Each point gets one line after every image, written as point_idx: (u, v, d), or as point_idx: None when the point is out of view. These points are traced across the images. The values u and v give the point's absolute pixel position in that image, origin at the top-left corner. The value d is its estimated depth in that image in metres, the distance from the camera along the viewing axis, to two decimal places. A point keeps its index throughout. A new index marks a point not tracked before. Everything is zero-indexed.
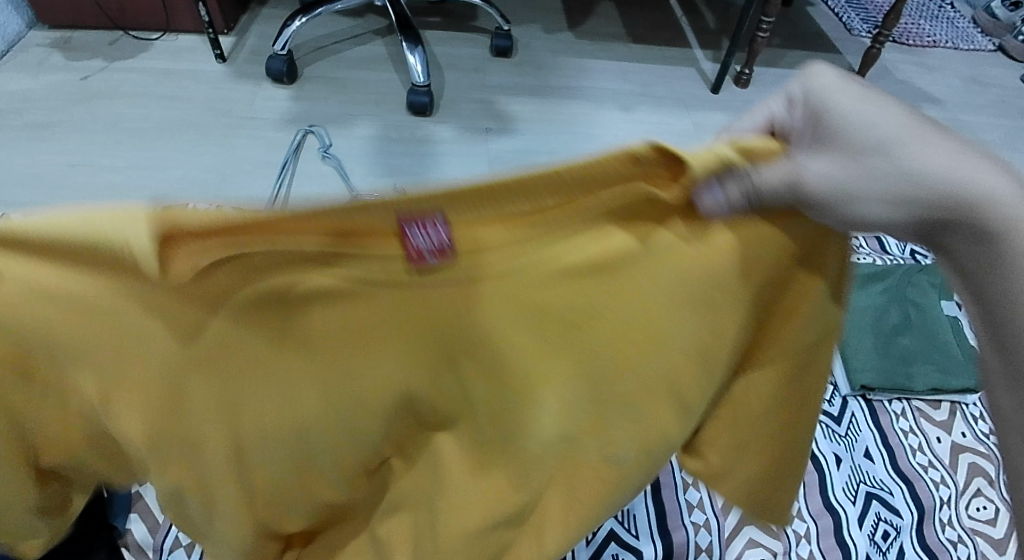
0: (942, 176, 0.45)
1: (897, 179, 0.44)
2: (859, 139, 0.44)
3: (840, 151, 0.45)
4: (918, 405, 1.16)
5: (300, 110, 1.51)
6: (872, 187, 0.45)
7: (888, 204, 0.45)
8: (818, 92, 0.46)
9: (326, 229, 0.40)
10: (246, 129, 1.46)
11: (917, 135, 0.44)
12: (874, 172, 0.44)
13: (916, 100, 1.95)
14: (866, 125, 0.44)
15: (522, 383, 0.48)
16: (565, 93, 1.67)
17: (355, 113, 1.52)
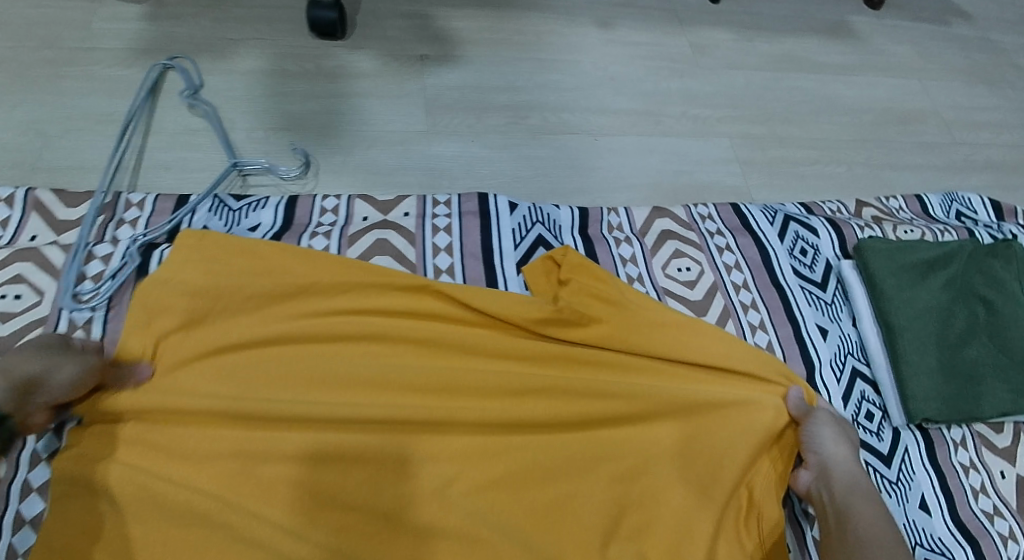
0: (884, 536, 0.73)
1: (837, 456, 0.79)
2: (829, 449, 0.79)
3: (839, 429, 0.81)
4: (979, 430, 0.98)
5: (158, 36, 1.08)
6: (842, 450, 0.79)
7: (842, 451, 0.79)
8: (820, 421, 0.80)
9: (390, 358, 0.77)
10: (80, 66, 1.03)
11: (859, 487, 0.77)
12: (845, 449, 0.80)
13: (944, 13, 1.58)
14: (836, 461, 0.79)
15: (293, 340, 0.76)
16: (525, 4, 1.27)
17: (237, 37, 1.10)
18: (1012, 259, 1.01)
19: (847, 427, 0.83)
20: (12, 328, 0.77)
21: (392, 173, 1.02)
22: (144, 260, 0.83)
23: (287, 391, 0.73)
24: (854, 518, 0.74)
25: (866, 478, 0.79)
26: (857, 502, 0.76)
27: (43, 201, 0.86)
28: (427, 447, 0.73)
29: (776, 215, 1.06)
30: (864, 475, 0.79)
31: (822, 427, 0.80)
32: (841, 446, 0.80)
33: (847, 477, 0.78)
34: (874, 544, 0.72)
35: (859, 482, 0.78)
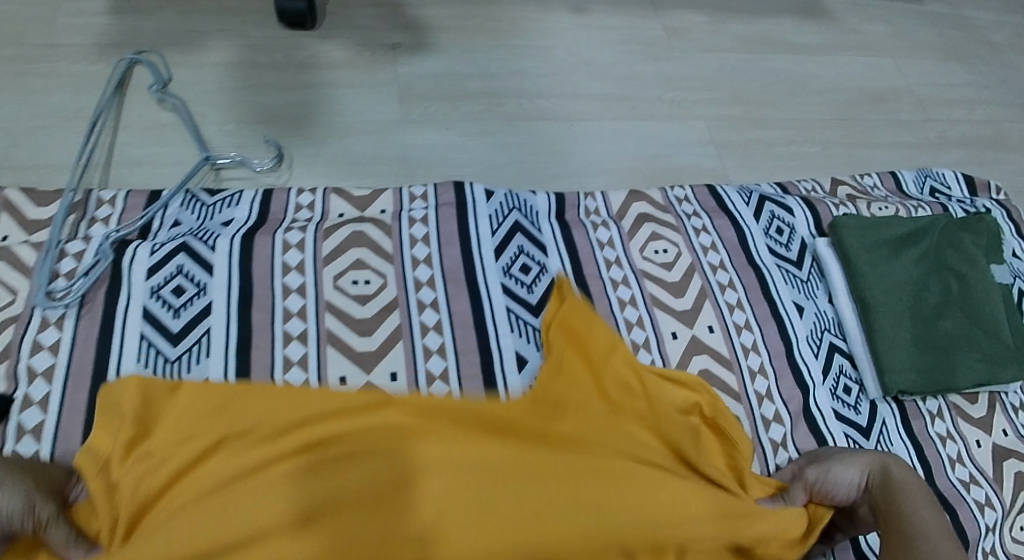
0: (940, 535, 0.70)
1: (859, 471, 0.76)
2: (849, 472, 0.76)
3: (845, 454, 0.77)
4: (955, 401, 1.00)
5: (124, 30, 1.06)
6: (858, 464, 0.76)
7: (860, 467, 0.76)
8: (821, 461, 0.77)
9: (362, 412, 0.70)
10: (45, 62, 1.01)
11: (898, 484, 0.73)
12: (862, 460, 0.76)
13: None
14: (857, 473, 0.76)
15: (254, 402, 0.70)
16: None
17: (205, 29, 1.09)
18: (983, 231, 1.02)
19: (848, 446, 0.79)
20: None
21: (368, 163, 1.02)
22: (117, 257, 0.81)
23: (247, 446, 0.66)
24: (905, 524, 0.71)
25: (899, 469, 0.75)
26: (906, 497, 0.72)
27: (12, 201, 0.85)
28: (409, 451, 0.67)
29: (752, 196, 1.06)
30: (898, 464, 0.76)
31: (828, 462, 0.77)
32: (860, 454, 0.77)
33: (884, 478, 0.75)
34: (933, 546, 0.69)
35: (894, 477, 0.74)
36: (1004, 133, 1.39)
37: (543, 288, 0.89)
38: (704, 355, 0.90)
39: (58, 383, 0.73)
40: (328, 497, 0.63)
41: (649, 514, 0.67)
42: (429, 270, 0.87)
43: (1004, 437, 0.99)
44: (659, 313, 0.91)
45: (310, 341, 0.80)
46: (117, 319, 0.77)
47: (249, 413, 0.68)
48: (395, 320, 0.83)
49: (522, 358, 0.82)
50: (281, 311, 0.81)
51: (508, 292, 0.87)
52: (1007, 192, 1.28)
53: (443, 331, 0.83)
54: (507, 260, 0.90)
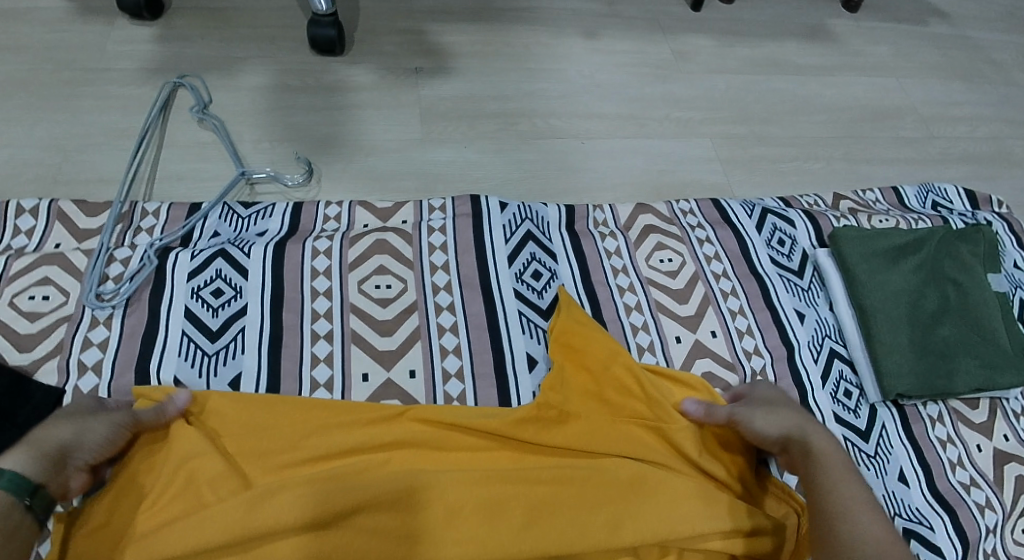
0: (847, 490, 0.71)
1: (778, 426, 0.77)
2: (771, 427, 0.77)
3: (768, 408, 0.79)
4: (955, 406, 1.03)
5: (168, 56, 1.15)
6: (781, 420, 0.78)
7: (781, 425, 0.77)
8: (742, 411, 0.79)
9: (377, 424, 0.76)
10: (96, 86, 1.10)
11: (812, 441, 0.75)
12: (784, 416, 0.78)
13: (921, 14, 1.65)
14: (778, 430, 0.77)
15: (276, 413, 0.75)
16: (514, 17, 1.34)
17: (242, 55, 1.17)
18: (980, 242, 1.06)
19: (776, 400, 0.81)
20: (40, 326, 0.82)
21: (390, 178, 1.08)
22: (160, 262, 0.88)
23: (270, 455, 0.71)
24: (816, 476, 0.72)
25: (817, 428, 0.77)
26: (819, 465, 0.73)
27: (66, 211, 0.93)
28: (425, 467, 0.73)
29: (755, 209, 1.12)
30: (815, 425, 0.77)
31: (752, 415, 0.78)
32: (787, 415, 0.78)
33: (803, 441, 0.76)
34: (838, 499, 0.70)
35: (811, 437, 0.76)
36: (1008, 150, 1.42)
37: (553, 294, 0.94)
38: (707, 358, 0.94)
39: (106, 377, 0.80)
40: (352, 498, 0.68)
41: (649, 520, 0.71)
42: (447, 276, 0.94)
43: (1005, 442, 1.01)
44: (663, 318, 0.96)
45: (336, 341, 0.86)
46: (160, 319, 0.84)
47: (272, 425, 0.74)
48: (414, 322, 0.89)
49: (533, 359, 0.88)
50: (310, 313, 0.87)
51: (520, 297, 0.93)
52: (1010, 207, 1.31)
53: (459, 333, 0.89)
54: (520, 267, 0.96)
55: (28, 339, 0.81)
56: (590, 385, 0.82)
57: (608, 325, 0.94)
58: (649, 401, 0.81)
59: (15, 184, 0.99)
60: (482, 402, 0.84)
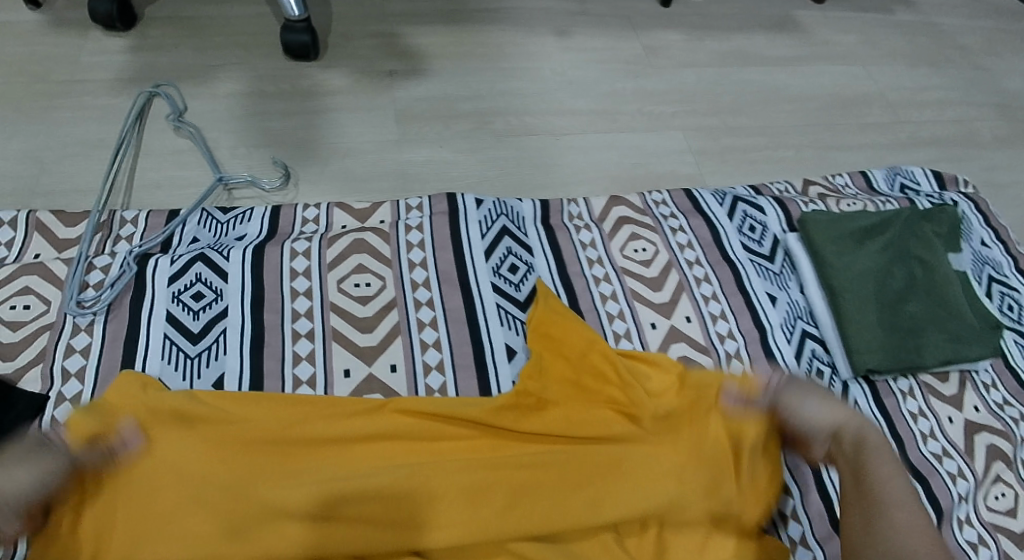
0: (896, 490, 0.71)
1: (825, 416, 0.78)
2: (820, 419, 0.78)
3: (817, 396, 0.79)
4: (926, 380, 1.05)
5: (143, 66, 1.16)
6: (828, 412, 0.78)
7: (826, 413, 0.78)
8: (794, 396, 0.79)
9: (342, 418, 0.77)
10: (71, 97, 1.11)
11: (867, 442, 0.75)
12: (833, 408, 0.78)
13: (886, 3, 1.68)
14: (826, 417, 0.78)
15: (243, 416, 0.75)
16: (486, 18, 1.36)
17: (217, 63, 1.18)
18: (944, 222, 1.10)
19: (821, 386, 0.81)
20: (22, 335, 0.83)
21: (367, 179, 1.10)
22: (140, 268, 0.89)
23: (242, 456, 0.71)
24: (867, 471, 0.73)
25: (869, 427, 0.77)
26: (871, 468, 0.73)
27: (44, 222, 0.93)
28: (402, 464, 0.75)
29: (726, 197, 1.14)
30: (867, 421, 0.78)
31: (800, 403, 0.78)
32: (833, 405, 0.78)
33: (856, 439, 0.76)
34: (888, 493, 0.71)
35: (864, 434, 0.76)
36: (974, 132, 1.46)
37: (530, 286, 0.96)
38: (681, 343, 0.96)
39: (89, 383, 0.80)
40: (332, 498, 0.69)
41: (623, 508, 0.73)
42: (424, 272, 0.95)
43: (975, 412, 1.04)
44: (638, 305, 0.98)
45: (316, 338, 0.87)
46: (142, 324, 0.85)
47: (238, 424, 0.73)
48: (394, 318, 0.91)
49: (512, 349, 0.89)
50: (290, 312, 0.89)
51: (497, 290, 0.95)
52: (977, 187, 1.35)
53: (438, 327, 0.90)
54: (496, 261, 0.97)
55: (10, 348, 0.82)
56: (565, 374, 0.82)
57: (584, 314, 0.96)
58: (623, 384, 0.80)
59: None
60: (462, 393, 0.86)
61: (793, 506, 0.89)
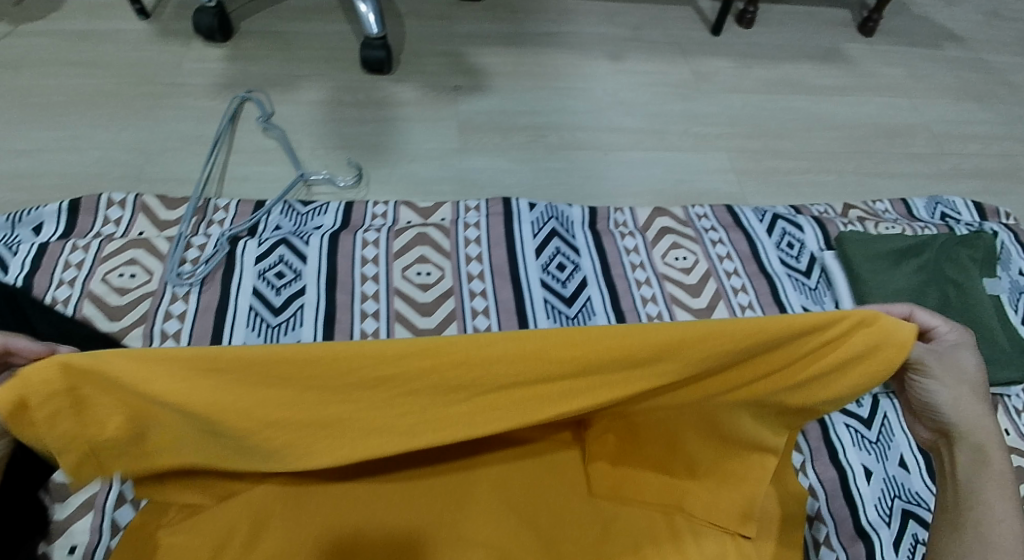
0: (984, 481, 0.64)
1: (963, 402, 0.66)
2: (956, 408, 0.66)
3: (963, 388, 0.66)
4: None
5: (237, 74, 1.29)
6: (971, 404, 0.66)
7: (957, 405, 0.66)
8: (951, 370, 0.66)
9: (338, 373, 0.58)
10: (173, 98, 1.24)
11: (983, 441, 0.66)
12: (974, 402, 0.66)
13: (937, 38, 1.73)
14: (964, 412, 0.66)
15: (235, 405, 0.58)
16: (546, 41, 1.47)
17: (302, 73, 1.31)
18: (980, 247, 1.14)
19: (978, 374, 0.67)
20: (127, 300, 0.95)
21: (431, 183, 1.20)
22: (231, 248, 1.01)
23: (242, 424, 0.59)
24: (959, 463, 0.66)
25: (996, 434, 0.66)
26: (978, 467, 0.65)
27: (149, 204, 1.06)
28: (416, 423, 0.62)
29: (766, 215, 1.21)
30: (994, 428, 0.66)
31: (941, 383, 0.66)
32: (976, 403, 0.67)
33: (979, 453, 0.66)
34: (986, 481, 0.64)
35: (984, 433, 0.66)
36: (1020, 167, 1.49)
37: (576, 285, 1.05)
38: None
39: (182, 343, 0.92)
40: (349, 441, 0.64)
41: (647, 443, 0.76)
42: (480, 266, 1.04)
43: (1006, 435, 1.06)
44: (676, 308, 1.05)
45: (382, 319, 0.97)
46: (231, 296, 0.96)
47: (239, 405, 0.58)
48: (451, 305, 1.00)
49: None
50: (359, 294, 0.99)
51: (546, 286, 1.03)
52: (1018, 219, 1.38)
53: (490, 316, 0.99)
54: (546, 259, 1.06)
55: (116, 310, 0.94)
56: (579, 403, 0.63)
57: (625, 313, 1.03)
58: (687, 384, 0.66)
59: (104, 181, 1.13)
60: None
61: (802, 461, 0.98)
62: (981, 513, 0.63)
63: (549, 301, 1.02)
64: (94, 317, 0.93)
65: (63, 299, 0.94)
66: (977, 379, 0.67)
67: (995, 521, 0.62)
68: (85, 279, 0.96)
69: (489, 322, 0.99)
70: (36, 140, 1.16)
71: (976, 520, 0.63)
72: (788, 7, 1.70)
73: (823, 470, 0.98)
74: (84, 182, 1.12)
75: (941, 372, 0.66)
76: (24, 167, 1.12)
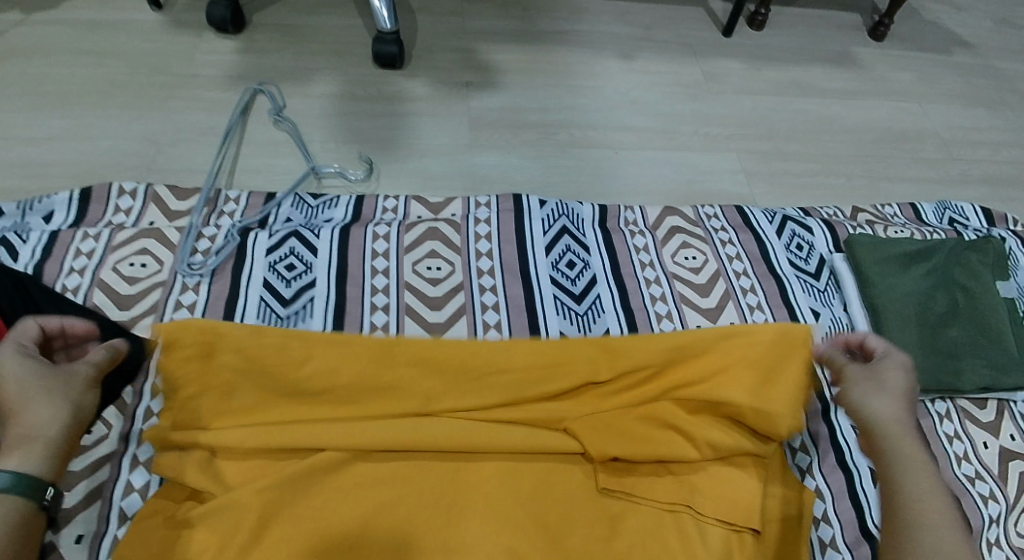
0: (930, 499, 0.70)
1: (882, 400, 0.78)
2: (878, 400, 0.78)
3: (882, 387, 0.79)
4: (964, 405, 1.09)
5: (249, 66, 1.29)
6: (893, 402, 0.78)
7: (879, 402, 0.78)
8: (875, 368, 0.81)
9: None
10: (185, 89, 1.25)
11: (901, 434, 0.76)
12: (895, 401, 0.78)
13: (947, 44, 1.73)
14: (878, 405, 0.78)
15: None
16: (557, 39, 1.47)
17: (313, 67, 1.31)
18: (990, 252, 1.13)
19: (903, 377, 0.80)
20: (138, 289, 0.95)
21: (441, 178, 1.20)
22: (242, 240, 1.01)
23: None
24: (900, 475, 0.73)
25: (912, 435, 0.76)
26: (904, 461, 0.74)
27: (160, 194, 1.06)
28: None
29: (776, 216, 1.21)
30: (912, 426, 0.77)
31: (865, 381, 0.80)
32: (897, 400, 0.78)
33: (895, 447, 0.75)
34: (928, 500, 0.70)
35: (903, 435, 0.75)
36: None
37: (585, 282, 1.05)
38: None
39: None
40: None
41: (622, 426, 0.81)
42: (490, 262, 1.04)
43: (1011, 441, 1.07)
44: (686, 308, 1.05)
45: (391, 312, 0.97)
46: (242, 287, 0.96)
47: None
48: (461, 299, 1.00)
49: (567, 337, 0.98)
50: (369, 287, 0.99)
51: (555, 283, 1.03)
52: None
53: (500, 311, 1.00)
54: (556, 257, 1.06)
55: (127, 298, 0.94)
56: None
57: (634, 311, 1.03)
58: None
59: (115, 170, 1.13)
60: None
61: (809, 461, 0.99)
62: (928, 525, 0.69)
63: (559, 298, 1.02)
64: (104, 305, 0.93)
65: (73, 287, 0.94)
66: (904, 385, 0.80)
67: (939, 531, 0.68)
68: (95, 267, 0.96)
69: (499, 318, 0.99)
70: (47, 128, 1.16)
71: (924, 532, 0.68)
72: (799, 10, 1.70)
73: (830, 469, 0.98)
74: (95, 171, 1.12)
75: (861, 372, 0.81)
76: (35, 154, 1.12)
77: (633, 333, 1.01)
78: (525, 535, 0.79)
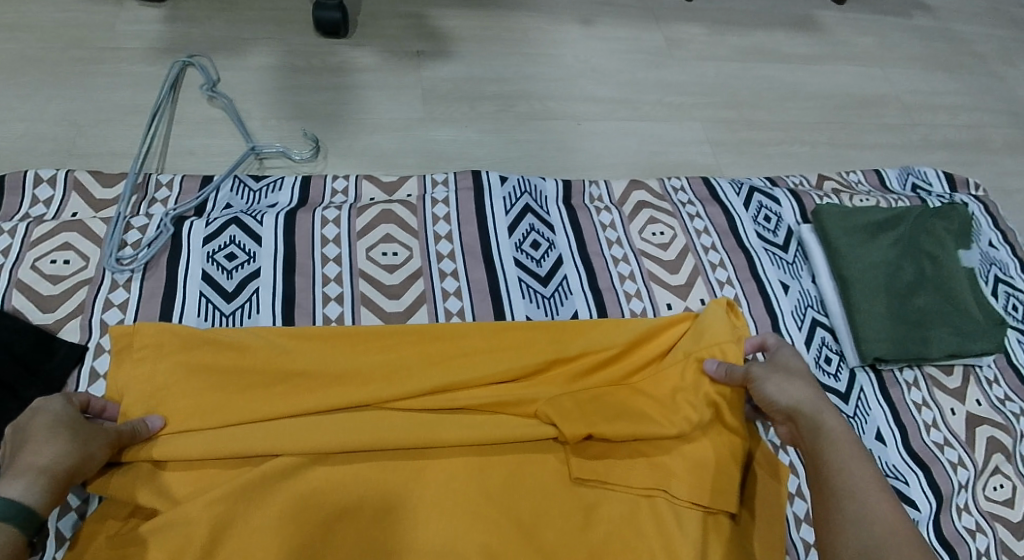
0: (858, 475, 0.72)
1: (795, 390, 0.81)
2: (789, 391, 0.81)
3: (788, 378, 0.82)
4: (931, 372, 1.07)
5: (177, 37, 1.18)
6: (802, 390, 0.81)
7: (790, 396, 0.81)
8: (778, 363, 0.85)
9: None
10: (107, 64, 1.13)
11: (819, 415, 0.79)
12: (803, 389, 0.81)
13: (905, 7, 1.70)
14: (791, 396, 0.81)
15: None
16: (512, 3, 1.39)
17: (249, 36, 1.21)
18: (954, 219, 1.12)
19: (801, 369, 0.84)
20: (62, 288, 0.86)
21: (393, 156, 1.13)
22: (176, 229, 0.92)
23: None
24: (825, 458, 0.75)
25: (830, 413, 0.79)
26: (827, 438, 0.76)
27: (82, 181, 0.96)
28: None
29: (742, 187, 1.17)
30: (830, 408, 0.80)
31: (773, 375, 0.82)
32: (801, 386, 0.81)
33: (816, 427, 0.78)
34: (857, 479, 0.72)
35: (824, 419, 0.78)
36: (986, 138, 1.48)
37: (551, 263, 0.99)
38: None
39: None
40: None
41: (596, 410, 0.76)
42: (450, 245, 0.98)
43: (977, 406, 1.05)
44: (656, 286, 1.01)
45: (345, 302, 0.91)
46: (178, 282, 0.88)
47: None
48: (420, 286, 0.94)
49: None
50: (320, 277, 0.92)
51: (519, 265, 0.98)
52: (987, 191, 1.37)
53: (462, 297, 0.94)
54: (519, 237, 1.01)
55: (50, 299, 0.85)
56: None
57: (602, 291, 0.98)
58: None
59: (32, 156, 1.02)
60: None
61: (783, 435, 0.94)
62: (859, 505, 0.70)
63: (523, 279, 0.97)
64: (25, 308, 0.84)
65: None
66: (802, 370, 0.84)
67: (869, 508, 0.69)
68: (12, 266, 0.86)
69: (462, 304, 0.93)
70: None
71: (859, 511, 0.69)
72: None
73: None
74: (9, 157, 1.01)
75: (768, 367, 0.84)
76: None
77: (601, 314, 0.96)
78: (499, 533, 0.75)
